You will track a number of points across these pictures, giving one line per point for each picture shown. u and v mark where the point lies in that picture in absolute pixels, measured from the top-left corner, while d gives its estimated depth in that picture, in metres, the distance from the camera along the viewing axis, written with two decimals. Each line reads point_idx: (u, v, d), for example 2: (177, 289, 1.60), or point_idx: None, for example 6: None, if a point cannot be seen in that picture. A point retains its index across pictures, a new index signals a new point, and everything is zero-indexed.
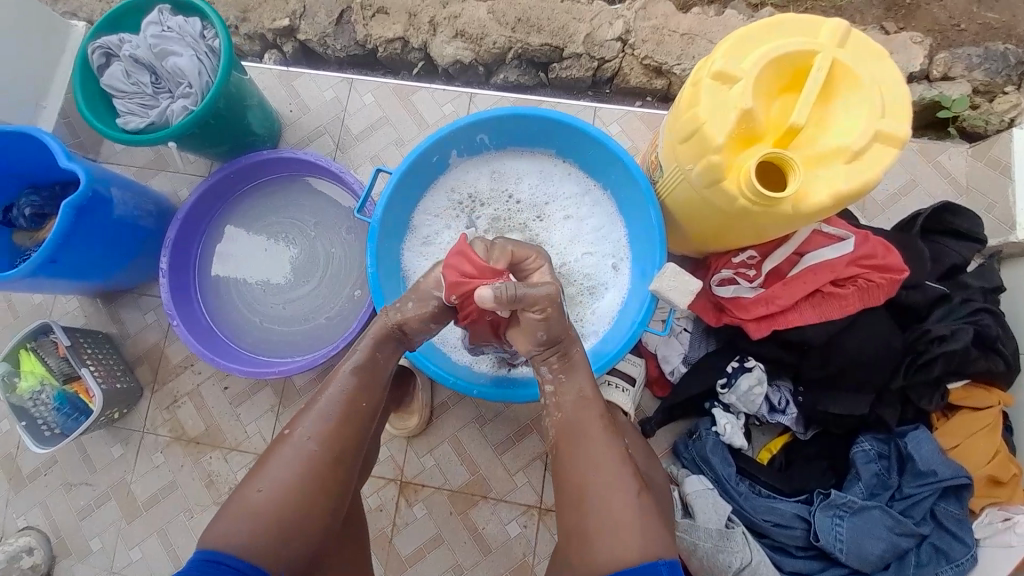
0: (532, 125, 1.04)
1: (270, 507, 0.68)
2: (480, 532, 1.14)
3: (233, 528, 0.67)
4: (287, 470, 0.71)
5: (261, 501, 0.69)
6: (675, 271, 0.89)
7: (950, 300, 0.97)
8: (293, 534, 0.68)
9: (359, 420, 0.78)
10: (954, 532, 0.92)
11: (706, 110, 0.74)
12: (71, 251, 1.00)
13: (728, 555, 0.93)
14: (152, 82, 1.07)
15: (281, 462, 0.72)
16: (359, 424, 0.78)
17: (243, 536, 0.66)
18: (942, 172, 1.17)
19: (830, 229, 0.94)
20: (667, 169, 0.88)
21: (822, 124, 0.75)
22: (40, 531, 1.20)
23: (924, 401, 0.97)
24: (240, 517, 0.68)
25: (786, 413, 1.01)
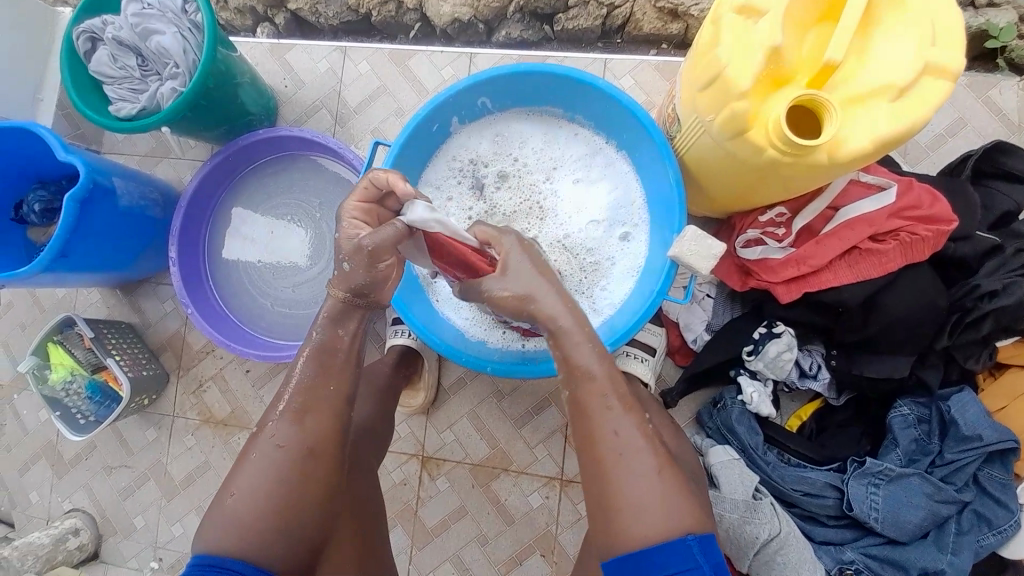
0: (535, 83, 0.97)
1: (263, 499, 0.68)
2: (503, 503, 1.15)
3: (237, 524, 0.67)
4: (271, 462, 0.69)
5: (258, 498, 0.68)
6: (697, 234, 0.82)
7: (1002, 251, 0.88)
8: (290, 519, 0.68)
9: (343, 405, 0.74)
10: (998, 497, 0.88)
11: (728, 52, 0.66)
12: (82, 246, 1.00)
13: (755, 526, 0.90)
14: (139, 65, 1.03)
15: (264, 455, 0.70)
16: (337, 409, 0.74)
17: (251, 530, 0.66)
18: (996, 108, 1.05)
19: (869, 178, 0.86)
20: (685, 122, 0.80)
21: (862, 58, 0.66)
22: (87, 512, 1.26)
23: (971, 361, 0.90)
24: (242, 516, 0.67)
25: (817, 379, 0.95)
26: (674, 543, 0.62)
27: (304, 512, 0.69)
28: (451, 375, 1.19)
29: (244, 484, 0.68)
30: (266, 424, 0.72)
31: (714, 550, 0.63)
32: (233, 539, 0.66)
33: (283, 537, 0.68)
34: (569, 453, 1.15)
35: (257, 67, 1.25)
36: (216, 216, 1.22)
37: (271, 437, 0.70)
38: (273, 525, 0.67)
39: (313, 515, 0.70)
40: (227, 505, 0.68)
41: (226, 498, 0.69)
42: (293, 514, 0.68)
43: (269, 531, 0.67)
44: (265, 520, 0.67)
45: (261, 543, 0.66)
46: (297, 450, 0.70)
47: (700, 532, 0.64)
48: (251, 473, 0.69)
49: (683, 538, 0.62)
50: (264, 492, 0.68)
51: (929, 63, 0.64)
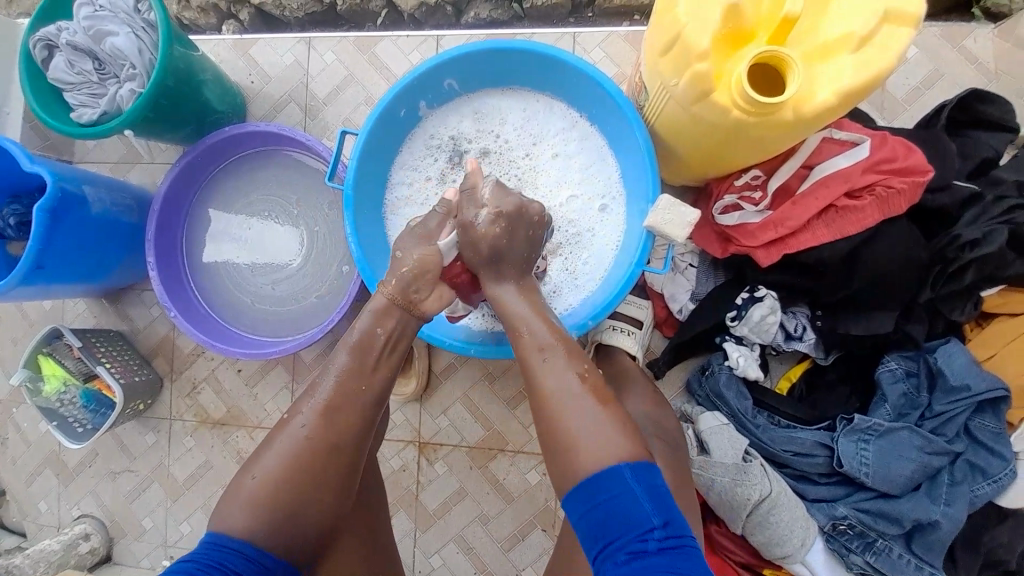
0: (501, 59, 0.94)
1: (274, 486, 0.68)
2: (501, 482, 1.17)
3: (231, 516, 0.67)
4: (294, 450, 0.70)
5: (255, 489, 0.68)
6: (670, 203, 0.81)
7: (982, 199, 0.87)
8: (297, 510, 0.68)
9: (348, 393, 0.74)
10: (989, 446, 0.89)
11: (687, 10, 0.64)
12: (58, 256, 0.99)
13: (746, 487, 0.91)
14: (97, 69, 1.01)
15: (288, 440, 0.71)
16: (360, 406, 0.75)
17: (238, 525, 0.66)
18: (976, 55, 1.02)
19: (842, 135, 0.84)
20: (652, 89, 0.78)
21: (825, 8, 0.64)
22: (96, 518, 1.28)
23: (956, 313, 0.90)
24: (236, 505, 0.68)
25: (803, 340, 0.95)
26: (608, 471, 0.63)
27: (313, 505, 0.69)
28: (442, 361, 1.19)
29: (267, 467, 0.69)
30: (295, 412, 0.73)
31: (651, 475, 0.64)
32: (246, 522, 0.66)
33: (290, 527, 0.68)
34: None
35: (222, 64, 1.22)
36: (193, 218, 1.21)
37: (302, 423, 0.72)
38: (285, 513, 0.68)
39: (321, 511, 0.70)
40: (248, 487, 0.69)
41: (247, 479, 0.69)
42: (306, 506, 0.69)
43: (282, 518, 0.68)
44: (272, 506, 0.67)
45: (272, 529, 0.67)
46: (322, 445, 0.71)
47: (635, 460, 0.64)
48: (273, 458, 0.70)
49: (613, 465, 0.64)
50: (284, 476, 0.69)
51: (892, 9, 0.62)
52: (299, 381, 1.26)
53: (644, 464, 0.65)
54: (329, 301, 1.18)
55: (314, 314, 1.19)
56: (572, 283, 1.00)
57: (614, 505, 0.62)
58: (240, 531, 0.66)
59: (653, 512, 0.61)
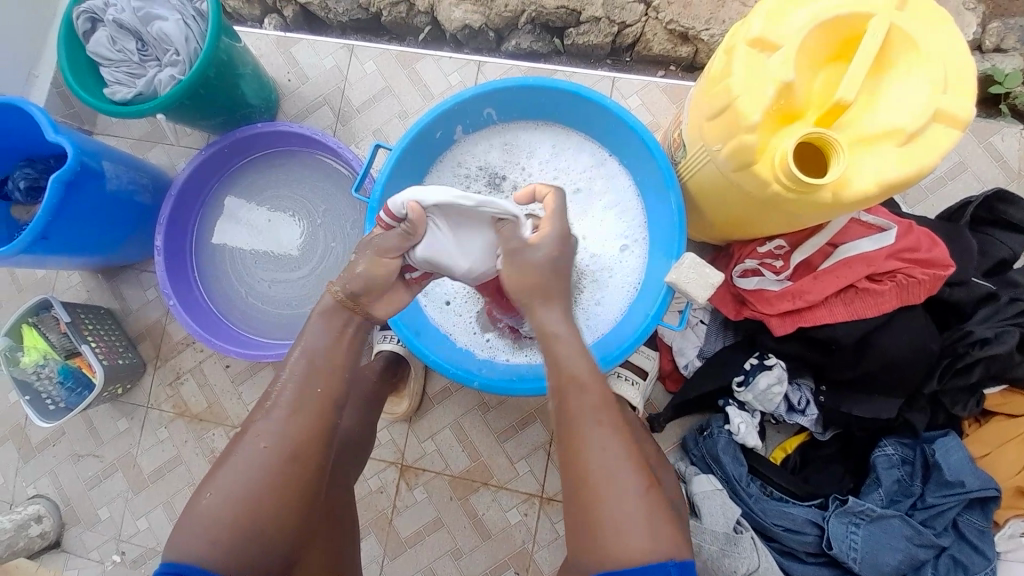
0: (542, 96, 0.96)
1: (239, 507, 0.65)
2: (480, 518, 1.13)
3: (193, 538, 0.64)
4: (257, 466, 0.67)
5: (213, 510, 0.65)
6: (695, 262, 0.82)
7: (997, 299, 0.89)
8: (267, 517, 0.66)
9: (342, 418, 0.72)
10: (975, 544, 0.88)
11: (740, 83, 0.66)
12: (66, 228, 0.96)
13: (734, 559, 0.90)
14: (138, 49, 1.01)
15: (246, 460, 0.67)
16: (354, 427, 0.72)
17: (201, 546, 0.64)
18: (994, 156, 1.06)
19: (869, 218, 0.87)
20: (692, 148, 0.80)
21: (871, 100, 0.66)
22: (49, 499, 1.22)
23: (959, 408, 0.91)
24: (199, 528, 0.65)
25: (805, 414, 0.95)
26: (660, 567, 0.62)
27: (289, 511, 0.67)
28: (437, 384, 1.17)
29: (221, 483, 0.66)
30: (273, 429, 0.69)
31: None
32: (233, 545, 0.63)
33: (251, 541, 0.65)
34: (551, 470, 1.13)
35: (261, 57, 1.23)
36: (207, 208, 1.19)
37: (255, 436, 0.69)
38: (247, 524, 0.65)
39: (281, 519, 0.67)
40: (208, 507, 0.65)
41: (205, 498, 0.66)
42: (276, 526, 0.66)
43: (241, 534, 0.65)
44: (231, 533, 0.64)
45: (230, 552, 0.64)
46: (279, 453, 0.68)
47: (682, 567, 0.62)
48: (258, 477, 0.67)
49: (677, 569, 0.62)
50: (243, 501, 0.66)
51: (938, 110, 0.64)
52: None
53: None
54: None
55: None
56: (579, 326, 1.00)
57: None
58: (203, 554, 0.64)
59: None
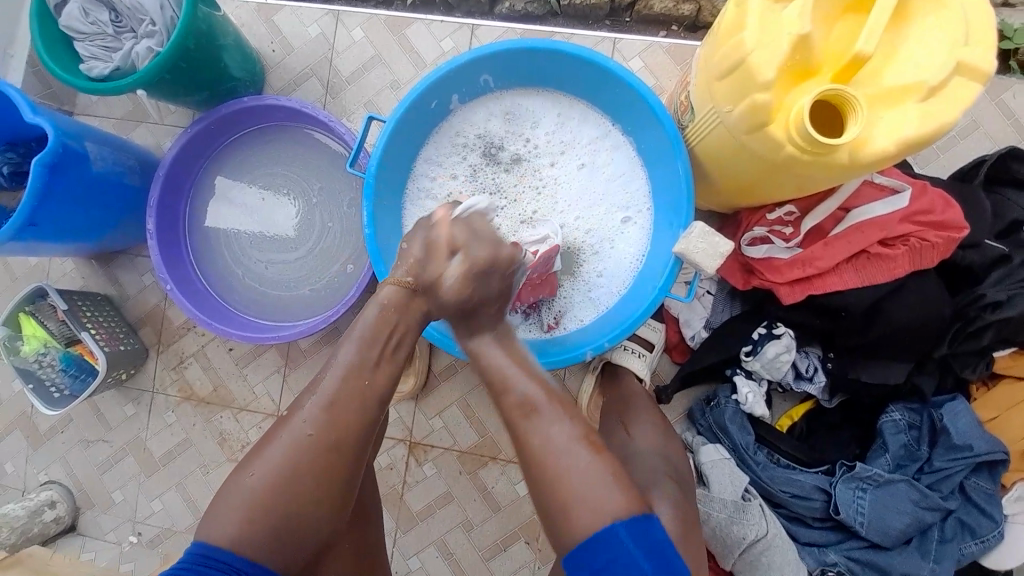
0: (539, 60, 0.91)
1: (273, 491, 0.65)
2: (490, 491, 1.14)
3: (230, 521, 0.64)
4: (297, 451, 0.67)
5: (250, 493, 0.65)
6: (704, 231, 0.79)
7: (1010, 262, 0.86)
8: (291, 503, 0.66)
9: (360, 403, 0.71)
10: (982, 506, 0.88)
11: (751, 38, 0.62)
12: (53, 214, 0.93)
13: (742, 526, 0.90)
14: (113, 20, 0.96)
15: (278, 443, 0.68)
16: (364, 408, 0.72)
17: (240, 528, 0.64)
18: (1011, 112, 1.02)
19: (881, 180, 0.84)
20: (699, 111, 0.76)
21: (890, 54, 0.62)
22: (64, 484, 1.23)
23: (968, 371, 0.90)
24: (231, 510, 0.65)
25: (813, 381, 0.94)
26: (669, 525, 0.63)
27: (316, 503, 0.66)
28: (442, 361, 1.16)
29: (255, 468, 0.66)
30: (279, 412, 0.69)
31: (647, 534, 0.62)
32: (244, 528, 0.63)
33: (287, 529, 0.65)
34: None
35: (242, 27, 1.17)
36: (198, 189, 1.16)
37: (302, 420, 0.69)
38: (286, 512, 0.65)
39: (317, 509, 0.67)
40: (241, 490, 0.66)
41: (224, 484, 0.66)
42: (310, 513, 0.66)
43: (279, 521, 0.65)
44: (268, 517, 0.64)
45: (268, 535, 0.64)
46: (317, 442, 0.67)
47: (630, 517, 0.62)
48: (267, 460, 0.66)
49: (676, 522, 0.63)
50: (276, 484, 0.66)
51: (961, 62, 0.60)
52: (291, 366, 1.21)
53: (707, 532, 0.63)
54: (329, 292, 1.14)
55: (313, 303, 1.15)
56: (584, 299, 0.98)
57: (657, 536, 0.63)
58: (234, 537, 0.63)
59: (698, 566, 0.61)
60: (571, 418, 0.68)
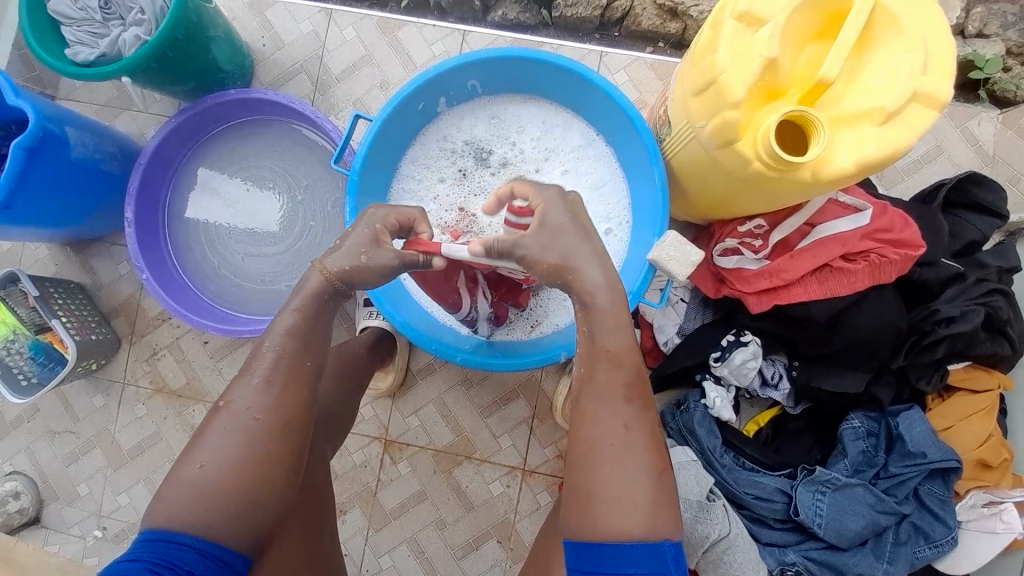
0: (526, 68, 0.93)
1: (226, 478, 0.64)
2: (463, 490, 1.15)
3: (179, 510, 0.62)
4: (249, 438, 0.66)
5: (205, 481, 0.63)
6: (677, 240, 0.82)
7: (964, 280, 0.92)
8: (256, 493, 0.65)
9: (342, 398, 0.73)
10: (935, 512, 0.93)
11: (725, 58, 0.66)
12: (30, 198, 0.92)
13: (706, 526, 0.93)
14: (101, 7, 0.95)
15: (234, 431, 0.66)
16: None
17: (193, 517, 0.62)
18: (971, 140, 1.08)
19: (847, 199, 0.88)
20: (676, 126, 0.80)
21: (853, 80, 0.66)
22: (27, 476, 1.20)
23: (923, 382, 0.94)
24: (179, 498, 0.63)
25: (778, 388, 0.98)
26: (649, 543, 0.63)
27: (281, 484, 0.67)
28: (421, 360, 1.17)
29: (212, 454, 0.65)
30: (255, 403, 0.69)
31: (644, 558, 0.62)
32: (204, 516, 0.62)
33: (247, 513, 0.64)
34: (533, 445, 1.15)
35: (234, 20, 1.17)
36: (179, 180, 1.15)
37: (245, 407, 0.67)
38: (244, 493, 0.64)
39: (280, 495, 0.67)
40: (196, 478, 0.64)
41: (191, 474, 0.65)
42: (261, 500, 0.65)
43: (239, 507, 0.64)
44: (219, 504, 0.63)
45: (221, 518, 0.63)
46: (272, 423, 0.67)
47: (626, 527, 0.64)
48: (233, 449, 0.65)
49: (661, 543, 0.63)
50: (232, 472, 0.64)
51: (918, 90, 0.64)
52: None
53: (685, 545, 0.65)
54: None
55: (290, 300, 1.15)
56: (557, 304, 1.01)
57: (638, 552, 0.62)
58: (191, 523, 0.62)
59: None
60: None
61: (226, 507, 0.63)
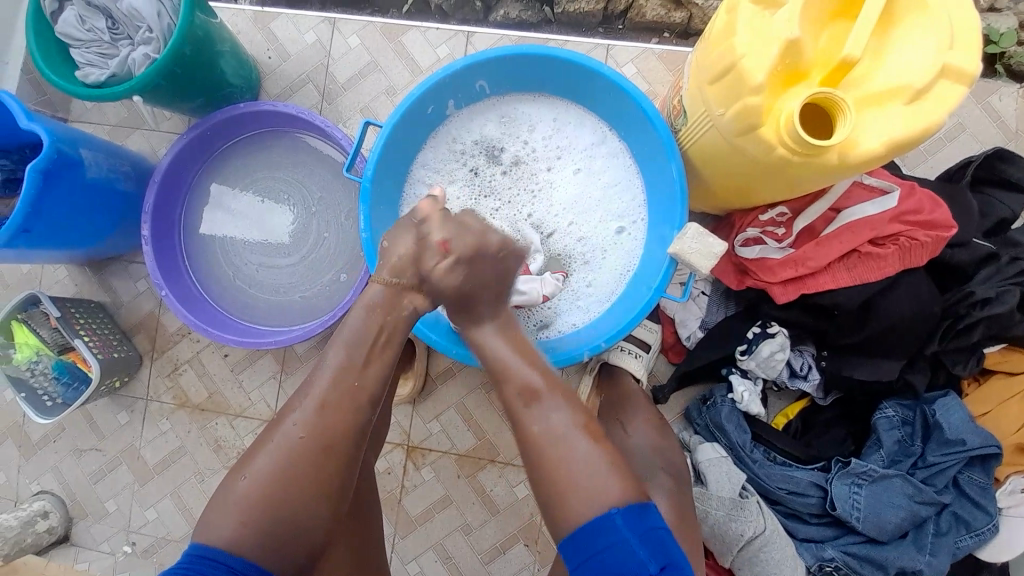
0: (535, 65, 0.92)
1: (262, 497, 0.65)
2: (488, 494, 1.14)
3: (221, 524, 0.65)
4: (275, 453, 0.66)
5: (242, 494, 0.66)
6: (698, 232, 0.81)
7: (998, 259, 0.89)
8: (294, 505, 0.66)
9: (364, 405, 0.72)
10: (976, 500, 0.90)
11: (743, 43, 0.64)
12: (48, 221, 0.92)
13: (740, 523, 0.92)
14: (109, 27, 0.96)
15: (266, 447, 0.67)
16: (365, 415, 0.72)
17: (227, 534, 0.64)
18: (995, 115, 1.05)
19: (872, 181, 0.86)
20: (692, 115, 0.78)
21: (877, 58, 0.64)
22: (56, 494, 1.21)
23: (959, 367, 0.92)
24: (221, 514, 0.66)
25: (808, 379, 0.96)
26: (599, 518, 0.63)
27: (316, 500, 0.67)
28: (439, 365, 1.16)
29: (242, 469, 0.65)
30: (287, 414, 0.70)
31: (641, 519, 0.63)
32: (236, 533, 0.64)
33: (281, 531, 0.65)
34: None
35: (239, 34, 1.17)
36: (193, 195, 1.16)
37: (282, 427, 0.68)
38: (287, 513, 0.66)
39: (314, 514, 0.67)
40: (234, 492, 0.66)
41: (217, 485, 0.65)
42: (295, 520, 0.66)
43: (275, 525, 0.65)
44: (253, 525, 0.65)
45: (258, 537, 0.64)
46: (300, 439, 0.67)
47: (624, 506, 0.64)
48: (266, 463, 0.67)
49: (606, 513, 0.63)
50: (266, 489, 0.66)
51: (946, 65, 0.62)
52: (288, 372, 1.21)
53: (637, 507, 0.64)
54: (323, 299, 1.15)
55: (306, 310, 1.15)
56: (570, 305, 1.00)
57: (609, 555, 0.62)
58: (230, 539, 0.64)
59: (648, 560, 0.61)
60: (556, 432, 0.67)
61: (261, 527, 0.64)
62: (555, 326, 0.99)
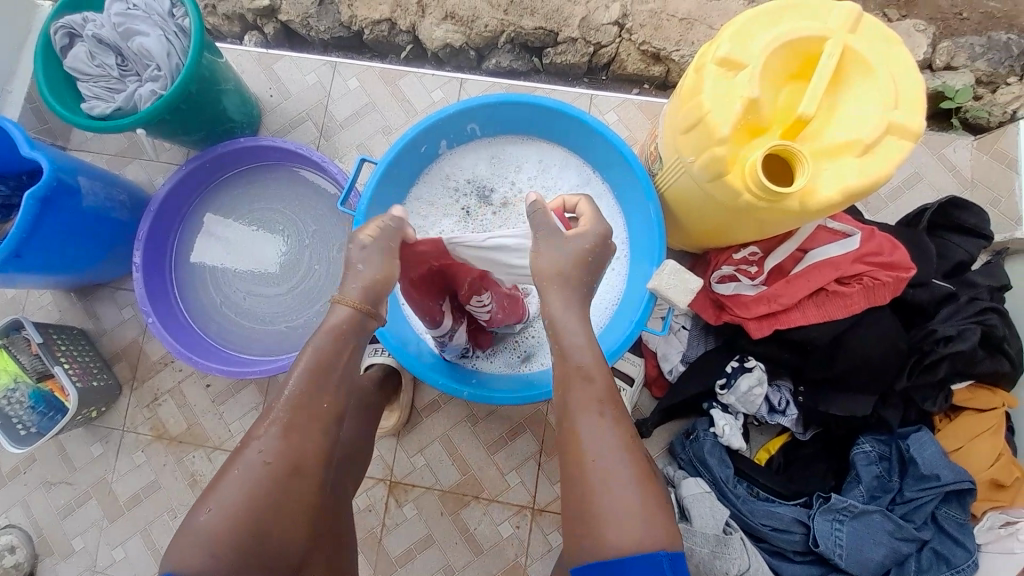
0: (523, 111, 0.98)
1: (239, 530, 0.63)
2: (471, 533, 1.12)
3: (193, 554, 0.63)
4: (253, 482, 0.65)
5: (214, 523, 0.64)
6: (676, 268, 0.85)
7: (956, 299, 0.95)
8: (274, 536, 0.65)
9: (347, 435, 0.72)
10: (955, 537, 0.91)
11: (709, 98, 0.70)
12: (41, 246, 0.94)
13: (725, 561, 0.91)
14: (118, 64, 1.01)
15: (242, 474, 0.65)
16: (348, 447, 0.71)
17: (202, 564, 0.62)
18: (949, 166, 1.13)
19: (835, 225, 0.91)
20: (667, 160, 0.84)
21: (831, 115, 0.71)
22: (20, 530, 1.16)
23: (928, 403, 0.95)
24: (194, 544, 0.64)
25: (786, 414, 0.99)
26: (644, 556, 0.61)
27: (293, 534, 0.66)
28: (425, 397, 1.16)
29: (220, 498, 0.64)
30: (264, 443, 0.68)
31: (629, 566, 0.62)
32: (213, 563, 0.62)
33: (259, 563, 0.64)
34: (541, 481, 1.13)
35: (242, 74, 1.24)
36: (187, 224, 1.18)
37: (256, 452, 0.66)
38: (262, 547, 0.64)
39: (292, 546, 0.66)
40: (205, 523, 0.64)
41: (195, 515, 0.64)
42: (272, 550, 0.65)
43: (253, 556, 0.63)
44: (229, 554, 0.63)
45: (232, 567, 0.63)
46: (281, 467, 0.66)
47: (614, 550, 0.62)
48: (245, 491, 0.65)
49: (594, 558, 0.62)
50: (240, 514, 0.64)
51: (892, 122, 0.69)
52: (271, 404, 1.20)
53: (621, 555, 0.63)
54: (311, 329, 1.15)
55: (293, 340, 1.15)
56: None
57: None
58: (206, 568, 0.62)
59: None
60: None
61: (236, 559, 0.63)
62: (538, 358, 1.01)
